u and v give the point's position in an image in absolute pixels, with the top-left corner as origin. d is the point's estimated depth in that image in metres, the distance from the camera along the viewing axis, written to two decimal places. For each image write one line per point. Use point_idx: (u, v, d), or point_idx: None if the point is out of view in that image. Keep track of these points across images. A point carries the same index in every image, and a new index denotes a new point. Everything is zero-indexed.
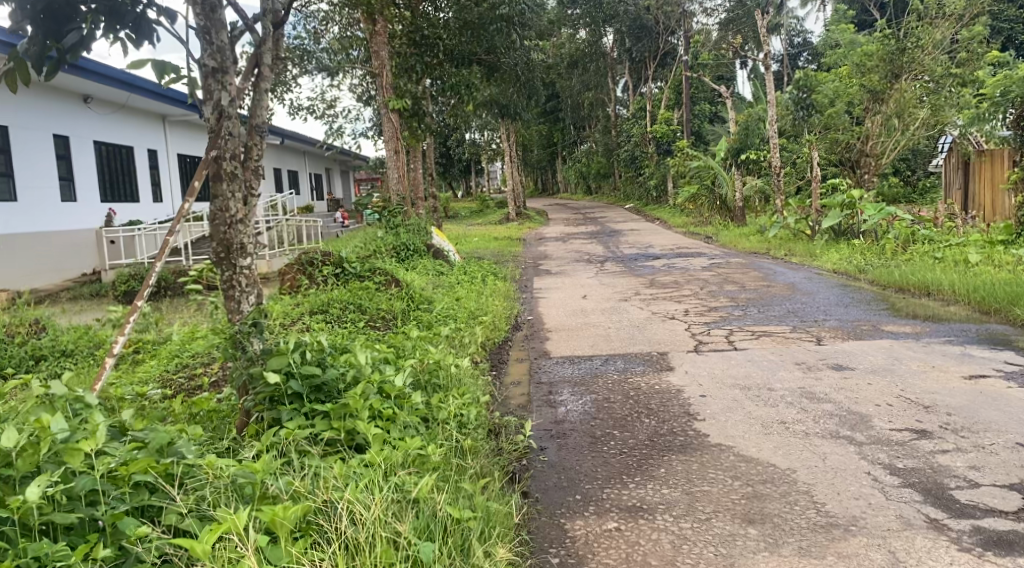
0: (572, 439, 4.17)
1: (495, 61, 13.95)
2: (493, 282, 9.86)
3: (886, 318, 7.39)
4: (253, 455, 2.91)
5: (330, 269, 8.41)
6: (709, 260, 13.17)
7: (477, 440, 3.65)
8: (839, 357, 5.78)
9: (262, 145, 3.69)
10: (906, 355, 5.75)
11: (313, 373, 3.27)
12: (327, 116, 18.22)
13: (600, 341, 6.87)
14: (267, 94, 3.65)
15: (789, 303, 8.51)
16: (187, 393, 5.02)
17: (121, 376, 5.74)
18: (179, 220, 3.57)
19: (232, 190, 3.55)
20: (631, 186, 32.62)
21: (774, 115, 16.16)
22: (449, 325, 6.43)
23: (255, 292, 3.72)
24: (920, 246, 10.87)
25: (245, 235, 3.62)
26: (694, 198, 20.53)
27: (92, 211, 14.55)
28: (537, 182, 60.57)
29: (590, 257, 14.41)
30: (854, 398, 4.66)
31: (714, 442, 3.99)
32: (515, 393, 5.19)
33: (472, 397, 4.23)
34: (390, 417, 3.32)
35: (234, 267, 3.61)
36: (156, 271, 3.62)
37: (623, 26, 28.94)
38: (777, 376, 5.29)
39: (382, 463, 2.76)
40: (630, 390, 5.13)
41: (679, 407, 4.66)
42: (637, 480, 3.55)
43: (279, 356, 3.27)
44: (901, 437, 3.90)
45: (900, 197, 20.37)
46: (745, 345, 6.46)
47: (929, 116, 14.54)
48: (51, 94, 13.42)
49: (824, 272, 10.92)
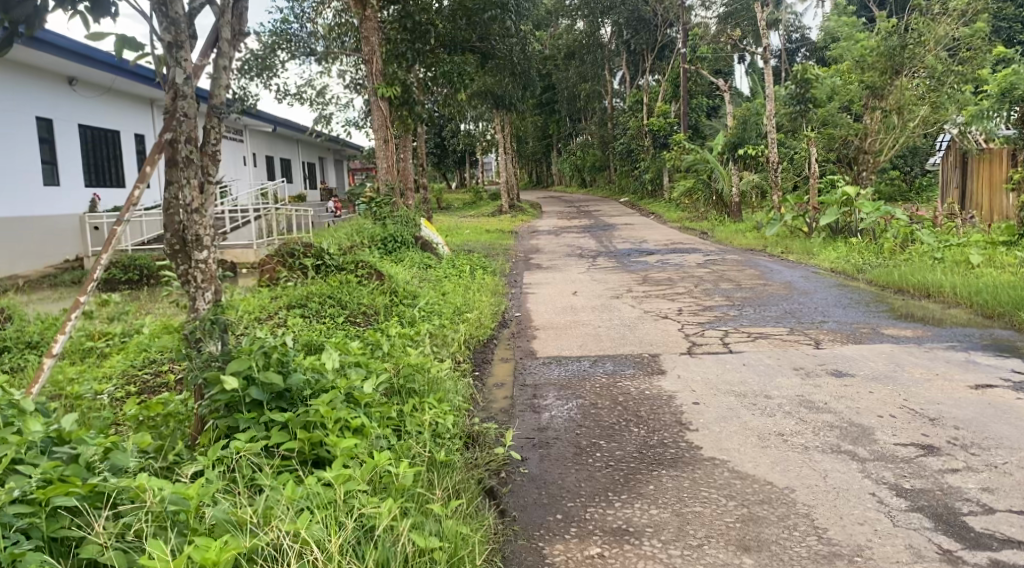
0: (555, 448, 3.91)
1: (488, 48, 13.68)
2: (481, 277, 9.58)
3: (885, 321, 7.13)
4: (200, 470, 2.60)
5: (310, 261, 8.09)
6: (704, 256, 12.93)
7: (451, 451, 3.36)
8: (839, 363, 5.52)
9: (222, 128, 3.38)
10: (908, 362, 5.50)
11: (275, 381, 2.94)
12: (316, 103, 17.77)
13: (589, 341, 6.60)
14: (227, 72, 3.34)
15: (786, 304, 8.24)
16: (146, 394, 4.67)
17: (83, 373, 5.38)
18: (127, 209, 3.26)
19: (187, 176, 3.24)
20: (627, 180, 32.36)
21: (771, 110, 15.83)
22: (432, 322, 6.14)
23: (214, 289, 3.37)
24: (919, 246, 10.60)
25: (201, 228, 3.29)
26: (690, 194, 20.24)
27: (76, 195, 14.19)
28: (532, 175, 60.40)
29: (583, 251, 14.17)
30: (855, 408, 4.41)
31: (707, 456, 3.73)
32: (499, 396, 4.92)
33: (450, 404, 3.93)
34: (357, 427, 3.02)
35: (189, 261, 3.29)
36: (103, 263, 3.34)
37: (621, 18, 28.52)
38: (773, 383, 5.03)
39: (342, 484, 2.46)
40: (618, 395, 4.86)
41: (670, 415, 4.39)
42: (623, 498, 3.28)
43: (238, 358, 2.95)
44: (906, 453, 3.64)
45: (897, 196, 20.21)
46: (740, 347, 6.19)
47: (930, 114, 14.25)
48: (36, 75, 13.04)
49: (820, 271, 10.68)
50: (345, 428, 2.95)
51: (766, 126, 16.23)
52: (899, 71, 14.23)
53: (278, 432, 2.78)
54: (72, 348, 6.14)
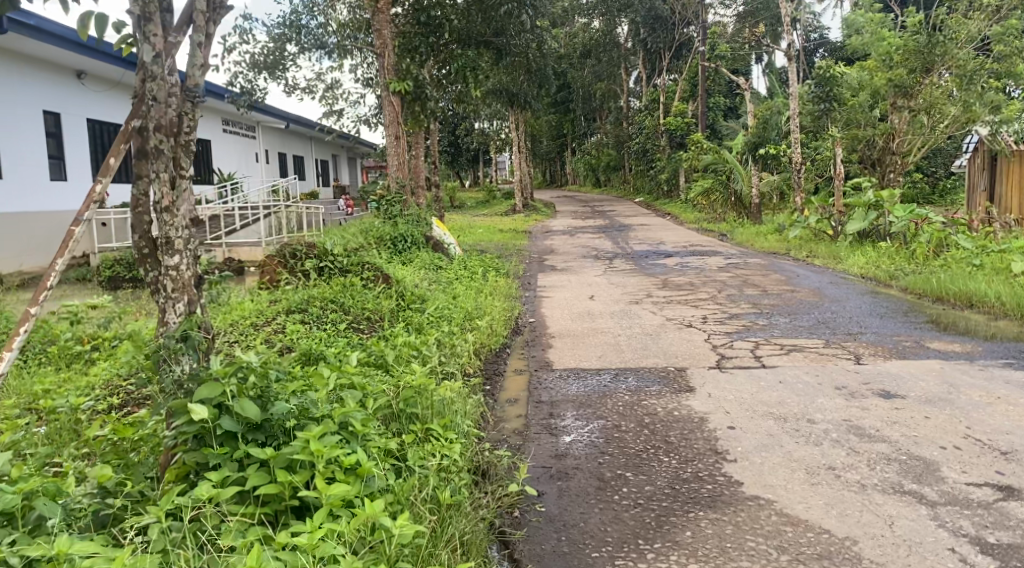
0: (576, 481, 3.46)
1: (503, 44, 12.96)
2: (494, 279, 9.16)
3: (929, 334, 6.61)
4: (153, 524, 2.19)
5: (313, 262, 7.65)
6: (726, 259, 12.41)
7: (459, 487, 2.92)
8: (884, 382, 5.03)
9: (197, 113, 2.91)
10: (961, 382, 4.99)
11: (251, 410, 2.52)
12: (326, 98, 17.33)
13: (608, 351, 6.14)
14: (202, 51, 2.90)
15: (818, 312, 7.74)
16: (127, 408, 4.30)
17: (65, 380, 4.99)
18: (87, 208, 2.83)
19: (155, 168, 2.78)
20: (642, 179, 31.82)
21: (795, 108, 15.22)
22: (443, 329, 5.72)
23: (188, 300, 2.90)
24: (954, 252, 10.03)
25: (172, 228, 2.82)
26: (707, 194, 19.70)
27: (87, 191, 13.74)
28: (546, 174, 59.85)
29: (599, 253, 13.65)
30: (911, 436, 3.93)
31: (749, 494, 3.27)
32: (511, 415, 4.48)
33: (457, 430, 3.48)
34: (351, 466, 2.57)
35: (159, 267, 2.85)
36: (58, 268, 2.91)
37: (637, 16, 27.89)
38: (815, 404, 4.55)
39: (324, 545, 2.06)
40: (644, 416, 4.39)
41: (704, 442, 3.92)
42: (656, 548, 2.83)
43: (211, 384, 2.54)
44: (982, 497, 3.17)
45: (919, 199, 19.68)
46: (774, 361, 5.70)
47: (961, 114, 13.77)
48: (42, 68, 12.67)
49: (849, 277, 10.16)
50: (335, 468, 2.50)
51: (791, 123, 15.56)
52: (930, 68, 13.61)
53: (254, 472, 2.37)
54: (59, 354, 5.70)
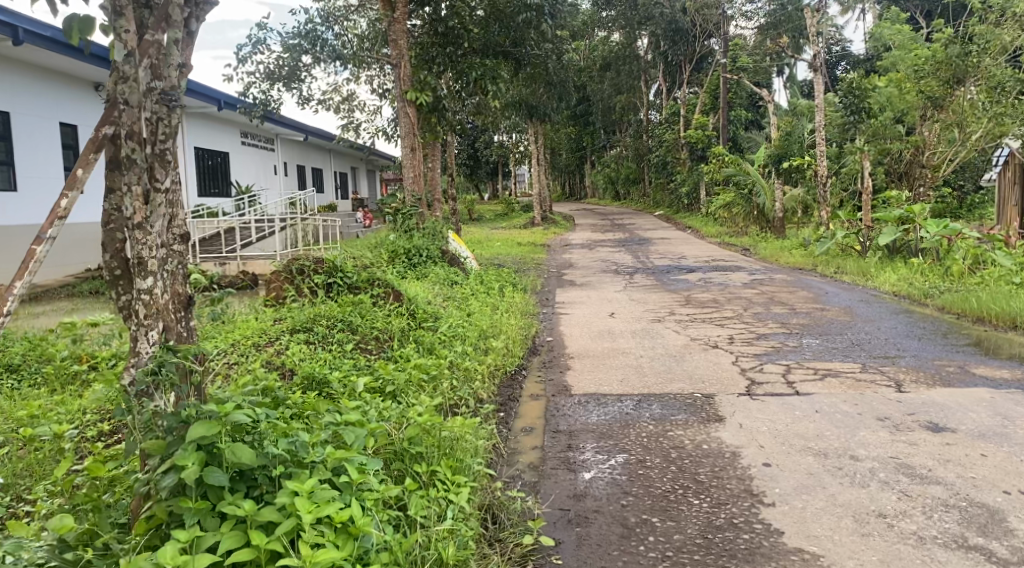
0: (595, 527, 3.12)
1: (523, 54, 12.71)
2: (510, 295, 8.85)
3: (972, 358, 6.17)
4: None
5: (321, 278, 7.35)
6: (750, 275, 12.01)
7: (466, 544, 2.61)
8: (929, 412, 4.65)
9: (175, 119, 2.66)
10: (1015, 413, 4.59)
11: (244, 458, 2.22)
12: (342, 109, 17.12)
13: (630, 374, 5.78)
14: (173, 54, 2.63)
15: (850, 333, 7.32)
16: (114, 438, 4.02)
17: (57, 403, 4.73)
18: (49, 225, 2.56)
19: (129, 180, 2.53)
20: (662, 192, 31.49)
21: (821, 119, 14.74)
22: (456, 350, 5.41)
23: (163, 327, 2.62)
24: (991, 268, 9.53)
25: (146, 248, 2.55)
26: (728, 208, 19.26)
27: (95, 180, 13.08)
28: (564, 188, 59.71)
29: (618, 268, 13.28)
30: (968, 478, 3.55)
31: (792, 548, 2.90)
32: (526, 446, 4.16)
33: (465, 473, 3.15)
34: (343, 522, 2.27)
35: (132, 290, 2.58)
36: (17, 292, 2.62)
37: (658, 28, 27.02)
38: (856, 438, 4.16)
39: None
40: (670, 449, 4.04)
41: (737, 482, 3.56)
42: None
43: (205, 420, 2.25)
44: None
45: (946, 212, 19.15)
46: (808, 387, 5.31)
47: (992, 128, 12.85)
48: (60, 80, 12.64)
49: (881, 295, 9.69)
50: (324, 527, 2.20)
51: (816, 135, 15.05)
52: (962, 79, 13.07)
53: (230, 533, 2.07)
54: (55, 374, 5.47)
